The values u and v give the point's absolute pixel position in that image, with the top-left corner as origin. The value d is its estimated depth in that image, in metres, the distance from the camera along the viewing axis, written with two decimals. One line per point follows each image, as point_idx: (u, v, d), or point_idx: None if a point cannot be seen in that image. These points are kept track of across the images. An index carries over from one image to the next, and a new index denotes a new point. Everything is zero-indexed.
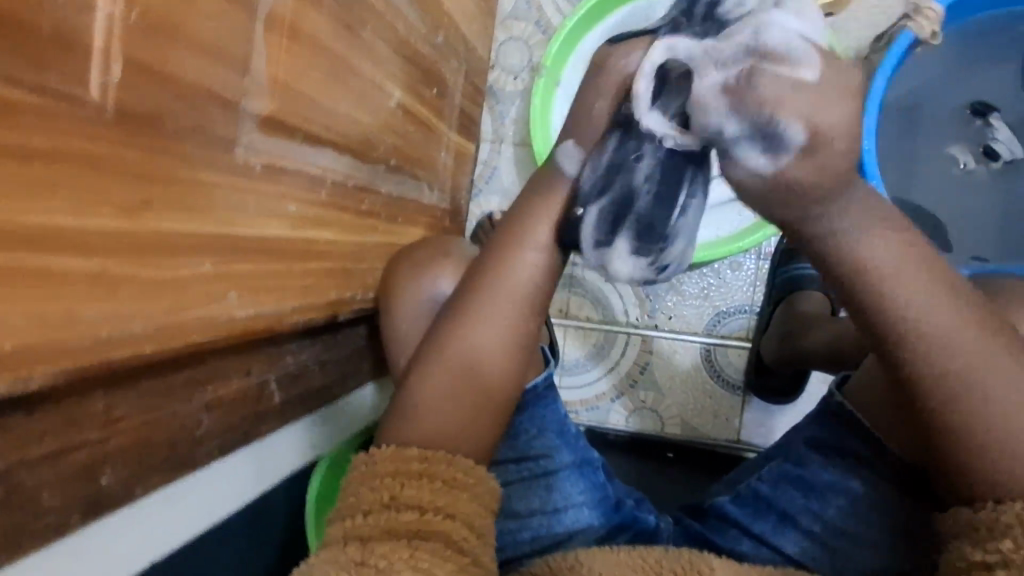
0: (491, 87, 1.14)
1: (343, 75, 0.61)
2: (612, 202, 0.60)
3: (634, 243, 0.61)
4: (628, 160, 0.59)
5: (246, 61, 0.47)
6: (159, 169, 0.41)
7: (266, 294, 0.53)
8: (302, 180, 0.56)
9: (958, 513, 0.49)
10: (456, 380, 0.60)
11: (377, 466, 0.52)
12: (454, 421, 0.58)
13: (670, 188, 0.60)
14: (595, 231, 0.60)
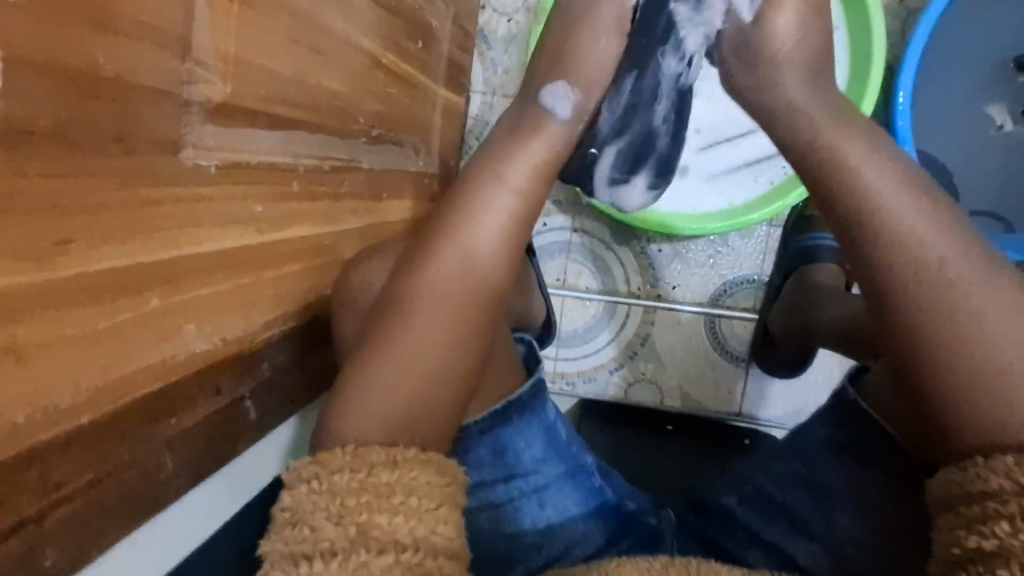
0: (482, 30, 1.02)
1: (314, 38, 0.50)
2: (630, 142, 0.70)
3: (651, 177, 0.73)
4: (644, 105, 0.68)
5: (187, 39, 0.38)
6: (66, 196, 0.32)
7: (229, 315, 0.46)
8: (270, 174, 0.47)
9: (947, 479, 0.41)
10: (421, 335, 0.50)
11: (334, 480, 0.42)
12: (410, 390, 0.48)
13: (677, 124, 0.72)
14: (609, 170, 0.71)
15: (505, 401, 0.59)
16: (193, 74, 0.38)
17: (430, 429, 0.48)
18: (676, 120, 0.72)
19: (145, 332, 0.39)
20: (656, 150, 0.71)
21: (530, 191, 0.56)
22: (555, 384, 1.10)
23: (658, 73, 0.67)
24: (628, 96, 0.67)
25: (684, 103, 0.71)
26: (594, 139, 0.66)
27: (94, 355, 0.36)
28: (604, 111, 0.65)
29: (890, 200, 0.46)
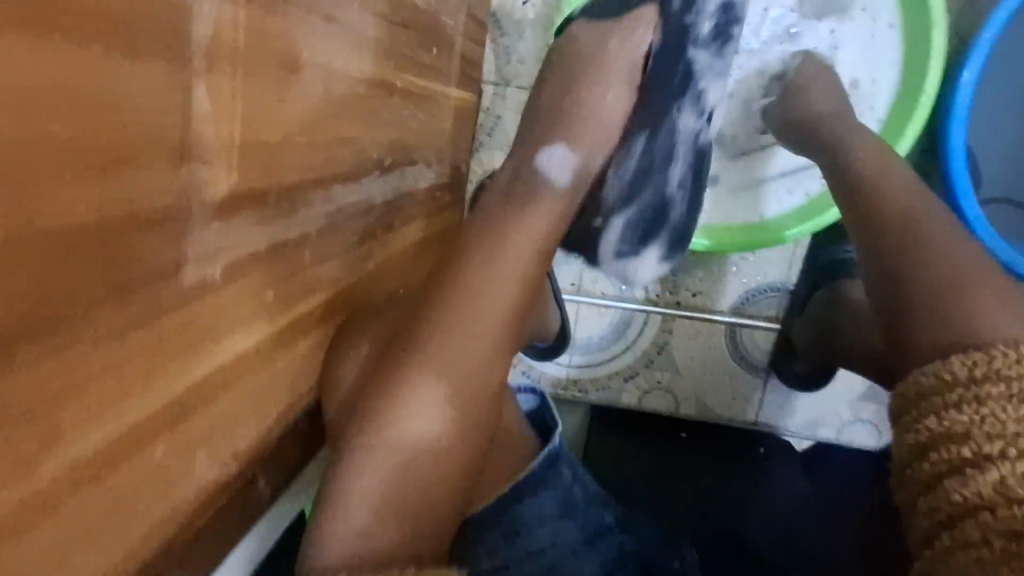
0: (495, 15, 0.92)
1: (329, 87, 0.43)
2: (640, 212, 0.60)
3: (665, 250, 0.63)
4: (658, 168, 0.58)
5: (186, 137, 0.30)
6: (63, 372, 0.26)
7: (245, 423, 0.41)
8: (281, 254, 0.41)
9: (911, 377, 0.43)
10: (423, 400, 0.47)
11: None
12: (417, 456, 0.47)
13: (697, 194, 0.62)
14: (617, 239, 0.61)
15: (517, 477, 0.56)
16: (197, 176, 0.31)
17: (437, 501, 0.47)
18: (693, 187, 0.62)
19: (155, 480, 0.33)
20: (672, 220, 0.61)
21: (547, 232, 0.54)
22: (568, 392, 1.07)
23: (674, 129, 0.57)
24: (639, 159, 0.58)
25: (702, 167, 0.61)
26: (597, 208, 0.59)
27: (97, 530, 0.30)
28: (609, 174, 0.58)
29: (914, 223, 0.49)
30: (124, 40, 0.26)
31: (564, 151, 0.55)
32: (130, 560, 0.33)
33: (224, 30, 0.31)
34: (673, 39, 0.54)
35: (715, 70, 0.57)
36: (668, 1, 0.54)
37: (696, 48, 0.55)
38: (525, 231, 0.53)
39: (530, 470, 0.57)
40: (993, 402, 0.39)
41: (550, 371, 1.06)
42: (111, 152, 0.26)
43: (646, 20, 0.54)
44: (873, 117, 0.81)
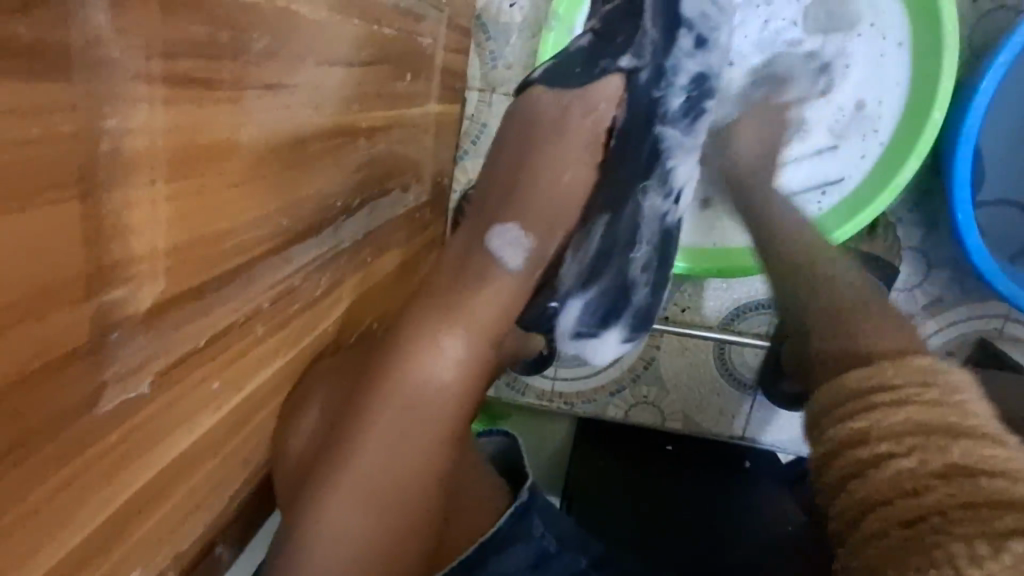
0: (480, 17, 0.87)
1: (280, 152, 0.40)
2: (598, 296, 0.55)
3: (626, 333, 0.59)
4: (619, 253, 0.53)
5: (95, 266, 0.27)
6: None
7: (193, 513, 0.39)
8: (225, 340, 0.39)
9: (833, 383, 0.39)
10: (369, 464, 0.46)
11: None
12: (365, 516, 0.46)
13: (662, 273, 0.57)
14: (574, 323, 0.56)
15: (479, 541, 0.56)
16: (110, 301, 0.28)
17: (393, 557, 0.47)
18: (659, 268, 0.57)
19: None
20: (633, 304, 0.57)
21: (506, 292, 0.50)
22: (553, 404, 1.05)
23: (636, 214, 0.52)
24: (601, 243, 0.53)
25: (668, 248, 0.56)
26: (554, 292, 0.53)
27: None
28: (567, 262, 0.52)
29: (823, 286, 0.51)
30: (19, 188, 0.23)
31: (516, 233, 0.49)
32: None
33: (138, 139, 0.28)
34: (640, 117, 0.48)
35: (688, 147, 0.51)
36: (635, 72, 0.47)
37: (663, 124, 0.49)
38: (477, 291, 0.49)
39: (497, 529, 0.58)
40: (884, 406, 0.35)
41: (535, 383, 1.05)
42: (10, 312, 0.23)
43: (613, 93, 0.47)
44: (879, 136, 0.77)
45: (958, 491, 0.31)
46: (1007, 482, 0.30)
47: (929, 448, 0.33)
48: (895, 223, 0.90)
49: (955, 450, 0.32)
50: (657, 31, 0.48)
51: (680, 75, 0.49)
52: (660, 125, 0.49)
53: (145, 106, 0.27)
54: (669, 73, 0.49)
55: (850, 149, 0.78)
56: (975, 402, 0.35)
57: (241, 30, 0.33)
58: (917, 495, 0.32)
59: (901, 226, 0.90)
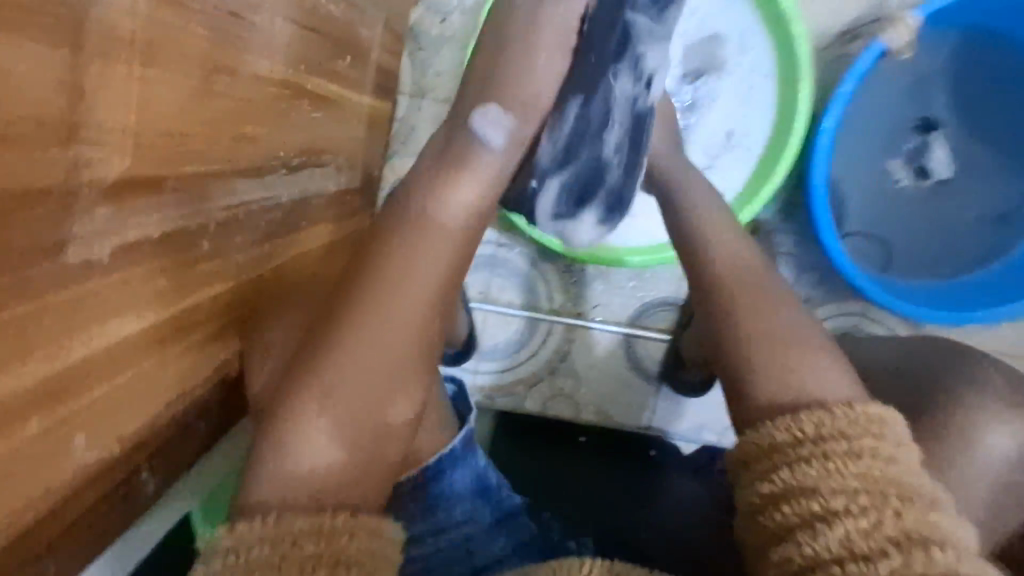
0: (412, 29, 0.96)
1: (235, 83, 0.44)
2: (572, 179, 0.61)
3: (600, 216, 0.64)
4: (591, 134, 0.59)
5: (71, 119, 0.30)
6: None
7: (136, 407, 0.41)
8: (175, 240, 0.41)
9: (779, 428, 0.45)
10: (345, 401, 0.47)
11: (250, 556, 0.39)
12: (338, 449, 0.46)
13: (635, 158, 0.61)
14: (553, 205, 0.62)
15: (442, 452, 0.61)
16: (80, 157, 0.31)
17: (354, 492, 0.46)
18: (632, 148, 0.61)
19: (29, 459, 0.33)
20: (606, 184, 0.62)
21: (463, 232, 0.54)
22: (475, 398, 1.11)
23: (609, 96, 0.58)
24: (573, 128, 0.59)
25: (641, 130, 0.61)
26: (531, 171, 0.59)
27: None
28: (544, 142, 0.59)
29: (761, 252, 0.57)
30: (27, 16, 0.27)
31: (499, 112, 0.56)
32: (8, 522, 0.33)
33: (122, 17, 0.32)
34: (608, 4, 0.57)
35: (655, 36, 0.59)
36: None
37: (634, 13, 0.57)
38: (445, 233, 0.53)
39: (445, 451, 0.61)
40: (836, 462, 0.42)
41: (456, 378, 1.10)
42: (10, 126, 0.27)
43: None
44: (748, 157, 0.91)
45: (904, 559, 0.38)
46: (939, 551, 0.39)
47: (881, 512, 0.40)
48: (772, 231, 1.05)
49: (897, 515, 0.40)
50: None
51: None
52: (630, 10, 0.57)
53: None
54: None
55: (727, 170, 0.92)
56: (901, 453, 0.44)
57: None
58: (867, 558, 0.38)
59: (777, 233, 1.05)
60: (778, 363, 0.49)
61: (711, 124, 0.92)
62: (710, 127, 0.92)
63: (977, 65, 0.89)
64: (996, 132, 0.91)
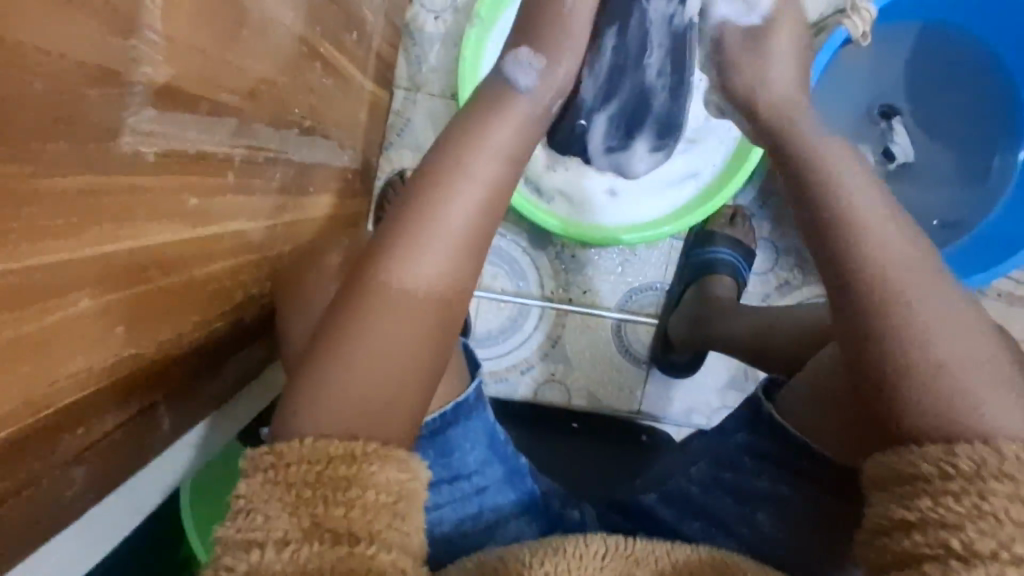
0: (407, 26, 0.99)
1: (261, 23, 0.47)
2: (620, 109, 0.72)
3: (654, 140, 0.77)
4: (633, 66, 0.69)
5: (133, 11, 0.33)
6: (33, 184, 0.28)
7: (163, 320, 0.42)
8: (204, 163, 0.43)
9: (907, 453, 0.41)
10: (382, 345, 0.45)
11: (290, 471, 0.39)
12: (381, 397, 0.44)
13: (680, 80, 0.72)
14: (608, 136, 0.75)
15: (455, 402, 0.58)
16: (139, 52, 0.34)
17: (382, 431, 0.43)
18: (676, 72, 0.71)
19: (78, 336, 0.34)
20: (653, 110, 0.73)
21: (497, 181, 0.53)
22: None
23: (644, 27, 0.68)
24: (614, 62, 0.68)
25: (681, 53, 0.70)
26: (582, 112, 0.70)
27: (34, 358, 0.31)
28: (589, 77, 0.66)
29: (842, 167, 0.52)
30: None
31: (533, 53, 0.59)
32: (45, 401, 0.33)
33: None
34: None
35: None
36: None
37: None
38: (476, 181, 0.52)
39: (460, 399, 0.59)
40: (977, 500, 0.36)
41: None
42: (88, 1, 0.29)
43: None
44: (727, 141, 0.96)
45: None
46: None
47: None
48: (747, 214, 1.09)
49: None
50: None
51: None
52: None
53: None
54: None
55: (708, 149, 0.96)
56: None
57: None
58: None
59: (756, 218, 1.10)
60: (884, 325, 0.45)
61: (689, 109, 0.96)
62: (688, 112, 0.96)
63: (931, 56, 0.98)
64: (950, 118, 0.99)
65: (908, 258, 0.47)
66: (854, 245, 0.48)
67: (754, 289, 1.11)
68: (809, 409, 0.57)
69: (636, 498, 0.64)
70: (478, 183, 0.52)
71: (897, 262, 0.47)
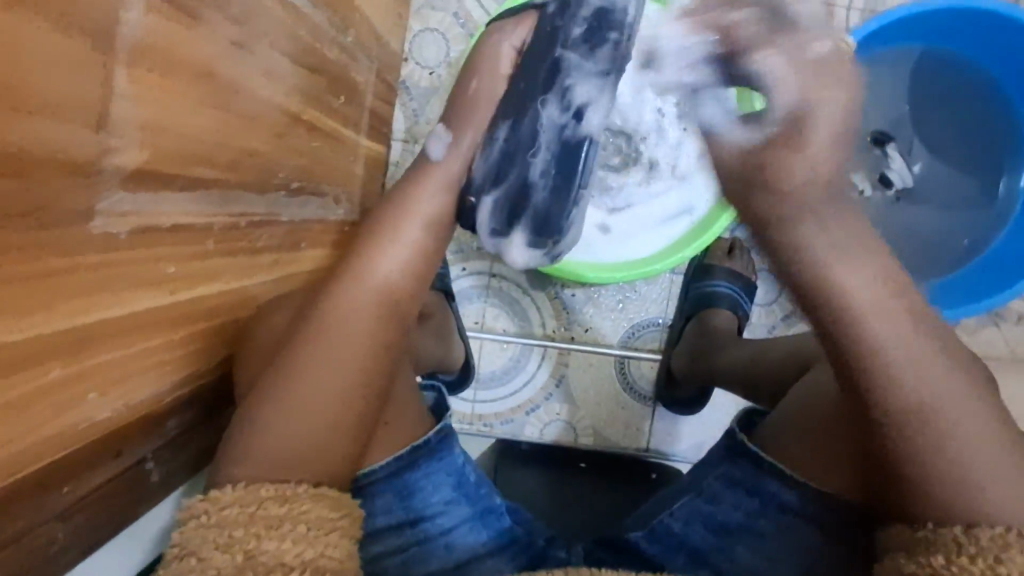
0: (403, 81, 1.01)
1: (236, 103, 0.51)
2: (509, 195, 0.64)
3: (529, 236, 0.66)
4: (522, 153, 0.62)
5: (103, 109, 0.37)
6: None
7: (138, 380, 0.46)
8: (185, 234, 0.48)
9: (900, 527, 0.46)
10: (309, 405, 0.50)
11: (222, 514, 0.45)
12: (306, 444, 0.50)
13: (566, 181, 0.63)
14: (490, 220, 0.64)
15: (413, 445, 0.61)
16: (108, 144, 0.37)
17: (310, 474, 0.49)
18: (565, 177, 0.63)
19: (50, 400, 0.37)
20: (532, 206, 0.64)
21: (422, 244, 0.58)
22: (474, 425, 1.13)
23: (536, 122, 0.62)
24: (506, 147, 0.62)
25: (571, 159, 0.63)
26: (468, 189, 0.62)
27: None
28: (475, 161, 0.62)
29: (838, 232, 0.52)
30: (75, 26, 0.33)
31: (445, 129, 0.64)
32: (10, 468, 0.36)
33: (147, 35, 0.39)
34: (542, 37, 0.61)
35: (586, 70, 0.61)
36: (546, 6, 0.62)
37: (564, 47, 0.61)
38: (401, 245, 0.57)
39: (424, 441, 0.61)
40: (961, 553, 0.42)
41: (456, 408, 1.13)
42: (52, 106, 0.33)
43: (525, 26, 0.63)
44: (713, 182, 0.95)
45: None
46: None
47: None
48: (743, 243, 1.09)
49: None
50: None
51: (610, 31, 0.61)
52: (562, 48, 0.61)
53: (153, 14, 0.39)
54: (571, 23, 0.60)
55: (701, 186, 0.96)
56: None
57: None
58: None
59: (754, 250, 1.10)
60: (891, 412, 0.47)
61: (679, 148, 0.96)
62: (677, 151, 0.96)
63: (923, 80, 0.96)
64: (948, 140, 0.98)
65: (918, 348, 0.47)
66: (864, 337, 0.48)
67: (758, 320, 1.10)
68: (783, 443, 0.57)
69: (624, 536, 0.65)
70: (402, 246, 0.57)
71: (906, 349, 0.47)
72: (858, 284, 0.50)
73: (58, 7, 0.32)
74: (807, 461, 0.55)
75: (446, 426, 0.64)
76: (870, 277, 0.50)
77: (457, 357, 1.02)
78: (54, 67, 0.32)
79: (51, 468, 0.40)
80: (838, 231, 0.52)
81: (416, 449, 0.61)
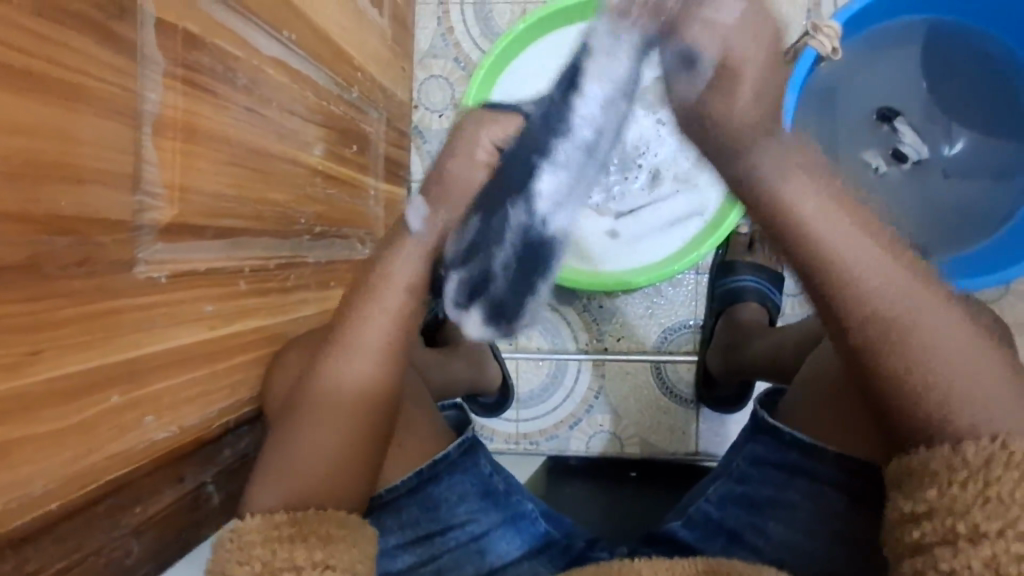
0: (416, 127, 1.09)
1: (254, 160, 0.58)
2: (469, 275, 0.64)
3: (485, 318, 0.69)
4: (488, 246, 0.62)
5: (137, 174, 0.44)
6: (60, 313, 0.39)
7: (187, 406, 0.52)
8: (215, 277, 0.54)
9: (898, 460, 0.45)
10: (317, 448, 0.52)
11: (245, 537, 0.47)
12: (319, 476, 0.51)
13: (522, 278, 0.67)
14: (455, 295, 0.66)
15: (433, 459, 0.63)
16: (143, 203, 0.45)
17: (335, 494, 0.51)
18: (521, 267, 0.65)
19: (111, 424, 0.44)
20: (491, 293, 0.66)
21: (409, 293, 0.55)
22: (521, 445, 1.15)
23: (505, 220, 0.61)
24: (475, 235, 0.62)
25: (531, 256, 0.64)
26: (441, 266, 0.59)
27: (67, 442, 0.40)
28: (449, 242, 0.58)
29: (840, 229, 0.44)
30: (110, 107, 0.41)
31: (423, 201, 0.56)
32: (86, 485, 0.42)
33: (169, 112, 0.47)
34: (523, 142, 0.56)
35: (558, 164, 0.58)
36: (531, 115, 0.56)
37: (560, 141, 0.56)
38: (390, 291, 0.54)
39: (445, 455, 0.63)
40: (958, 481, 0.41)
41: (500, 429, 1.16)
42: (96, 173, 0.41)
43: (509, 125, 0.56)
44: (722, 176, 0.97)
45: None
46: None
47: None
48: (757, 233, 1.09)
49: None
50: (557, 93, 0.56)
51: (575, 116, 0.56)
52: (540, 155, 0.57)
53: (172, 93, 0.47)
54: (553, 137, 0.56)
55: (705, 185, 0.97)
56: None
57: (225, 68, 0.53)
58: None
59: None
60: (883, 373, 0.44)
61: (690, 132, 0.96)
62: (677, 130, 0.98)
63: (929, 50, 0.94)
64: (965, 102, 0.94)
65: (887, 277, 0.44)
66: (883, 319, 0.44)
67: (791, 310, 1.09)
68: (813, 415, 0.56)
69: (664, 528, 0.65)
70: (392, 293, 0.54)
71: (875, 273, 0.44)
72: (824, 227, 0.44)
73: (93, 95, 0.40)
74: (831, 432, 0.55)
75: (468, 442, 0.65)
76: (834, 223, 0.44)
77: (495, 376, 1.05)
78: (92, 143, 0.40)
79: (119, 487, 0.45)
80: (797, 171, 0.45)
81: (437, 462, 0.62)
